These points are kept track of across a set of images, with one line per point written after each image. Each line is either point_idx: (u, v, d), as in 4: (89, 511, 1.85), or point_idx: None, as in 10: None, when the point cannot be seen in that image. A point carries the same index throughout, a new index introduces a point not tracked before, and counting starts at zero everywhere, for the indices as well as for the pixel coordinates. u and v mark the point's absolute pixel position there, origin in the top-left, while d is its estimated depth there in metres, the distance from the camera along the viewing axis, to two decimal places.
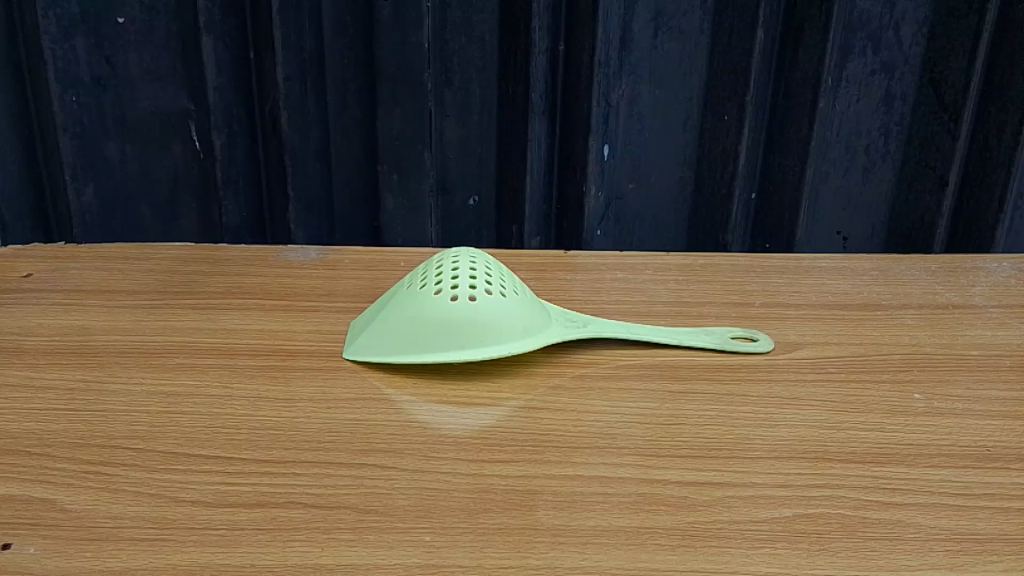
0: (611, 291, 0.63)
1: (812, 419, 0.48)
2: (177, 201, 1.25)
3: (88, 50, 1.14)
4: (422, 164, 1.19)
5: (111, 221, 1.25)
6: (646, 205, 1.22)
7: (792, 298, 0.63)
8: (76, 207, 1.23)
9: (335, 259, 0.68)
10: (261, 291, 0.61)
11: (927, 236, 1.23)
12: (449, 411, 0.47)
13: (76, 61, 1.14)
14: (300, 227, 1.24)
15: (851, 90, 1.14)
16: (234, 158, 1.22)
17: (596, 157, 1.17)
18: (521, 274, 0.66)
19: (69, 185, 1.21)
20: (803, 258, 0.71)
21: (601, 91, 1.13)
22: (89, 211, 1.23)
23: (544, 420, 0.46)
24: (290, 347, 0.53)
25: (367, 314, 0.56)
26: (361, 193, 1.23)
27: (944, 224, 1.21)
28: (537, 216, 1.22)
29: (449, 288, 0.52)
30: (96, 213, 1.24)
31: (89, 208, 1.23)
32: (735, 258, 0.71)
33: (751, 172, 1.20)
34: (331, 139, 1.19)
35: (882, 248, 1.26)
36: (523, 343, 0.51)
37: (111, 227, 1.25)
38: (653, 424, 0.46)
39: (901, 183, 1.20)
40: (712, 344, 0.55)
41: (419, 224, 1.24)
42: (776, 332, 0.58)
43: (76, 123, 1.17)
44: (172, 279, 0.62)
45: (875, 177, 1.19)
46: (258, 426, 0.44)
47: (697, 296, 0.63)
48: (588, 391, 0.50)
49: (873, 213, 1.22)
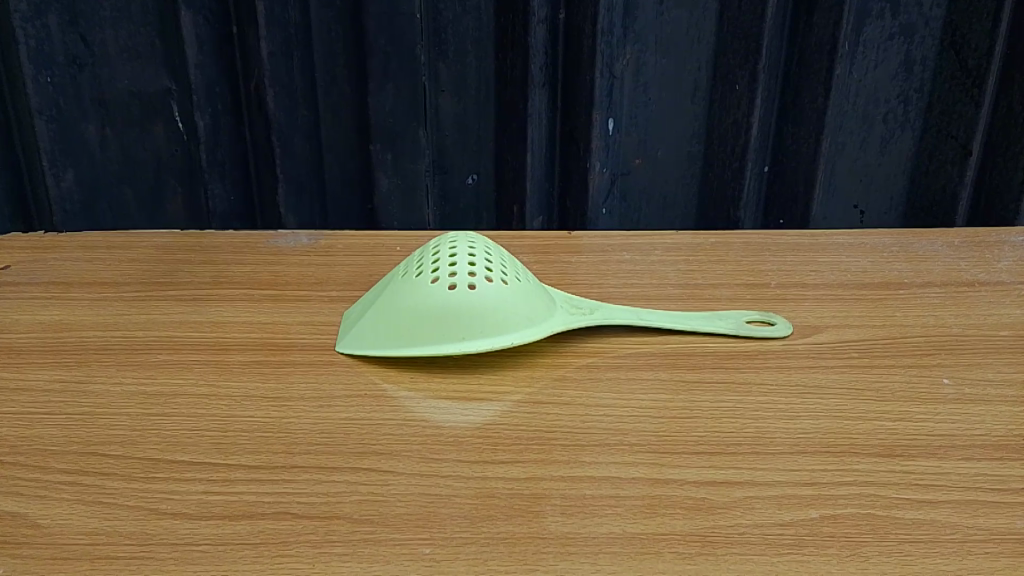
0: (618, 274, 0.60)
1: (836, 409, 0.45)
2: (163, 186, 1.22)
3: (62, 27, 1.10)
4: (416, 143, 1.16)
5: (93, 208, 1.22)
6: (654, 180, 1.19)
7: (809, 277, 0.60)
8: (56, 193, 1.19)
9: (328, 244, 0.65)
10: (250, 280, 0.58)
11: (948, 209, 1.19)
12: (449, 408, 0.44)
13: (50, 39, 1.10)
14: (290, 212, 1.21)
15: (869, 56, 1.09)
16: (219, 140, 1.18)
17: (601, 131, 1.13)
18: (523, 257, 0.63)
19: (47, 170, 1.17)
20: (820, 233, 0.67)
21: (604, 62, 1.08)
22: (71, 197, 1.20)
23: (549, 416, 0.43)
24: (279, 340, 0.50)
25: (360, 303, 0.53)
26: (355, 173, 1.19)
27: (966, 196, 1.18)
28: (538, 194, 1.18)
29: (447, 276, 0.49)
30: (78, 200, 1.21)
31: (70, 193, 1.20)
32: (748, 234, 0.68)
33: (763, 145, 1.15)
34: (320, 117, 1.15)
35: (900, 222, 1.22)
36: (527, 333, 0.48)
37: (94, 213, 1.22)
38: (666, 419, 0.43)
39: (920, 153, 1.16)
40: (726, 330, 0.52)
41: (415, 206, 1.20)
42: (794, 314, 0.54)
43: (52, 106, 1.14)
44: (157, 268, 0.59)
45: (893, 147, 1.16)
46: (246, 428, 0.41)
47: (709, 277, 0.60)
48: (595, 383, 0.47)
49: (892, 185, 1.19)
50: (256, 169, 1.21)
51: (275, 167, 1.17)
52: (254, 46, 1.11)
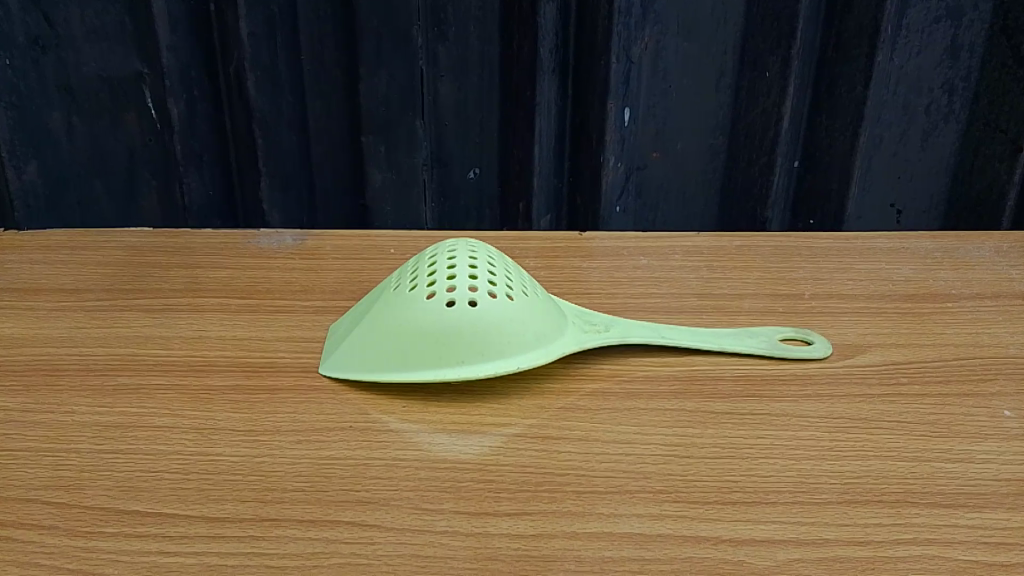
0: (635, 281, 0.54)
1: (888, 448, 0.39)
2: (137, 179, 1.12)
3: (23, 7, 1.01)
4: (413, 132, 1.05)
5: (60, 203, 1.14)
6: (673, 175, 1.07)
7: (846, 287, 0.54)
8: (17, 186, 1.11)
9: (314, 245, 0.59)
10: (227, 287, 0.52)
11: (995, 209, 1.07)
12: (445, 445, 0.38)
13: (11, 20, 1.01)
14: (276, 208, 1.11)
15: (912, 41, 0.97)
16: (196, 128, 1.07)
17: (614, 123, 1.01)
18: (529, 262, 0.57)
19: (8, 162, 1.09)
20: (854, 236, 0.61)
21: (621, 43, 0.96)
22: (34, 191, 1.12)
23: (562, 456, 0.38)
24: (256, 359, 0.44)
25: (347, 316, 0.47)
26: (343, 166, 1.08)
27: (1015, 196, 1.05)
28: (546, 191, 1.06)
29: (445, 290, 0.43)
30: (42, 194, 1.12)
31: (33, 187, 1.12)
32: (777, 236, 0.61)
33: (793, 139, 1.03)
34: (307, 105, 1.04)
35: (940, 223, 1.10)
36: (536, 356, 0.42)
37: (59, 210, 1.14)
38: (694, 460, 0.38)
39: (965, 150, 1.04)
40: (759, 350, 0.46)
41: (411, 202, 1.10)
42: (834, 330, 0.49)
43: (13, 92, 1.05)
44: (125, 273, 0.53)
45: (936, 141, 1.03)
46: (212, 471, 0.36)
47: (735, 285, 0.54)
48: (612, 414, 0.41)
49: (932, 183, 1.07)
50: (235, 162, 1.10)
51: (259, 159, 1.07)
52: (232, 26, 1.00)
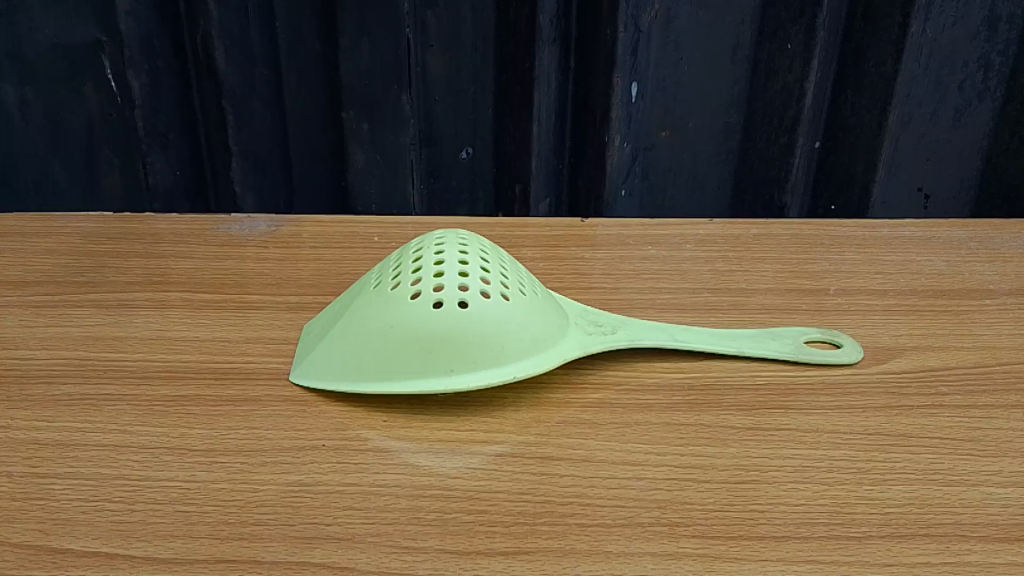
0: (642, 274, 0.49)
1: (931, 471, 0.35)
2: (97, 158, 0.99)
3: None
4: (398, 110, 0.93)
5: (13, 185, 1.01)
6: (683, 156, 0.96)
7: (873, 282, 0.49)
8: None
9: (289, 232, 0.54)
10: (192, 281, 0.47)
11: None
12: (431, 468, 0.34)
13: None
14: (249, 190, 0.99)
15: (948, 9, 0.84)
16: (161, 104, 0.94)
17: (622, 97, 0.89)
18: (525, 252, 0.52)
19: None
20: (878, 225, 0.56)
21: (630, 11, 0.84)
22: None
23: (564, 481, 0.33)
24: (219, 363, 0.40)
25: (322, 316, 0.42)
26: (323, 147, 0.97)
27: None
28: (547, 174, 0.96)
29: (431, 289, 0.38)
30: None
31: None
32: (794, 223, 0.56)
33: (817, 116, 0.93)
34: (282, 79, 0.92)
35: (970, 211, 0.99)
36: (534, 364, 0.37)
37: (14, 190, 1.02)
38: (714, 486, 0.33)
39: (1001, 131, 0.93)
40: (782, 354, 0.41)
41: (398, 186, 0.98)
42: (863, 331, 0.44)
43: None
44: (78, 264, 0.48)
45: (969, 120, 0.92)
46: (161, 501, 0.31)
47: (752, 278, 0.49)
48: (619, 430, 0.36)
49: (965, 165, 0.95)
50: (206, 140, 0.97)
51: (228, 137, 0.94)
52: None
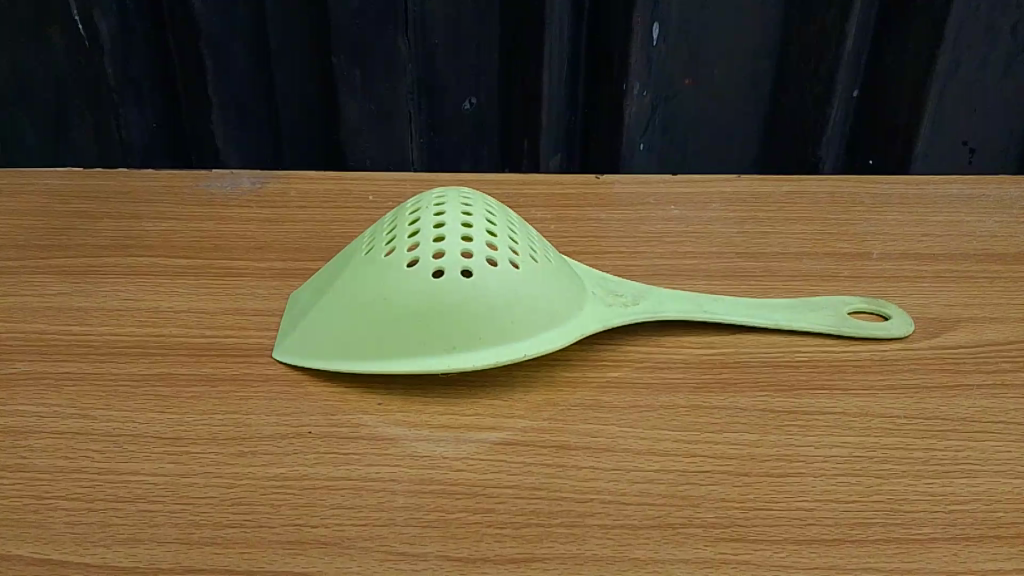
0: (665, 237, 0.45)
1: (998, 461, 0.31)
2: (65, 108, 0.85)
3: None
4: (394, 54, 0.79)
5: None
6: (705, 107, 0.83)
7: (920, 245, 0.44)
8: None
9: (277, 190, 0.49)
10: (168, 245, 0.42)
11: None
12: (431, 459, 0.30)
13: None
14: (232, 144, 0.84)
15: None
16: (133, 48, 0.79)
17: (642, 40, 0.76)
18: (535, 212, 0.48)
19: None
20: (923, 181, 0.51)
21: None
22: None
23: (582, 474, 0.29)
24: (195, 337, 0.35)
25: (309, 284, 0.38)
26: (309, 94, 0.83)
27: None
28: (557, 126, 0.83)
29: (430, 255, 0.33)
30: None
31: None
32: (830, 180, 0.52)
33: (854, 61, 0.78)
34: (266, 15, 0.78)
35: (1015, 167, 0.86)
36: (546, 340, 0.33)
37: None
38: (753, 481, 0.29)
39: None
40: (824, 327, 0.37)
41: (393, 139, 0.84)
42: (912, 299, 0.40)
43: None
44: (42, 227, 0.44)
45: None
46: (124, 498, 0.27)
47: (786, 241, 0.45)
48: (644, 414, 0.32)
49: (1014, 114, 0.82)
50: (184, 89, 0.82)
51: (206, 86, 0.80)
52: None
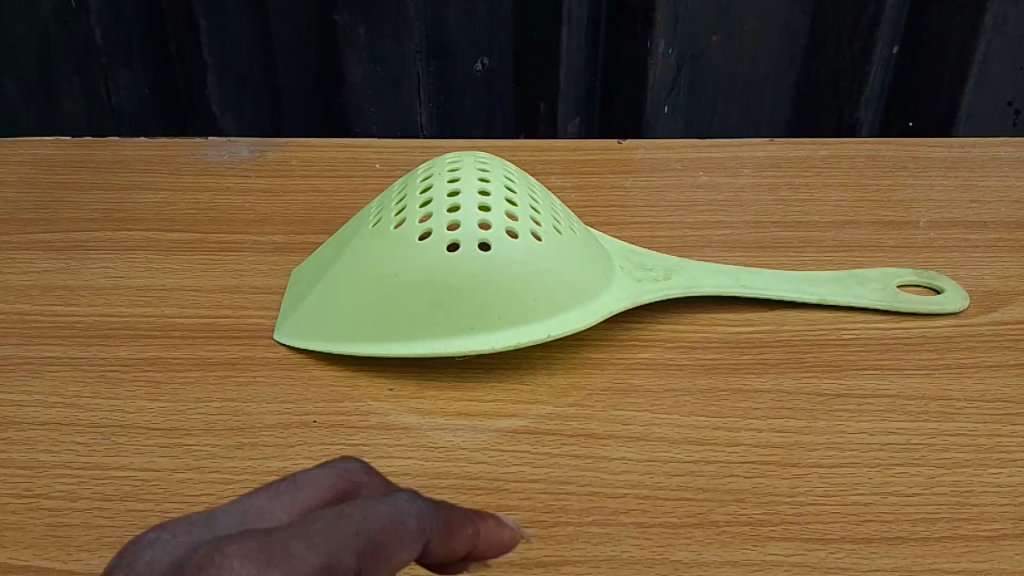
0: (694, 206, 0.42)
1: None
2: (52, 76, 0.81)
3: None
4: (402, 13, 0.73)
5: None
6: (735, 67, 0.76)
7: (972, 212, 0.41)
8: None
9: (278, 158, 0.46)
10: (161, 218, 0.40)
11: None
12: (447, 451, 0.27)
13: None
14: (228, 109, 0.80)
15: None
16: (122, 8, 0.75)
17: None
18: (554, 180, 0.45)
19: None
20: (971, 142, 0.48)
21: None
22: None
23: (614, 466, 0.27)
24: (190, 317, 0.33)
25: (312, 260, 0.35)
26: (312, 56, 0.78)
27: None
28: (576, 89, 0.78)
29: (445, 227, 0.31)
30: None
31: None
32: (870, 143, 0.48)
33: (897, 14, 0.71)
34: None
35: None
36: (572, 318, 0.30)
37: None
38: (804, 473, 0.27)
39: None
40: (872, 303, 0.34)
41: (402, 103, 0.79)
42: (966, 271, 0.37)
43: None
44: (29, 200, 0.41)
45: None
46: (111, 496, 0.25)
47: (824, 209, 0.41)
48: (680, 399, 0.29)
49: None
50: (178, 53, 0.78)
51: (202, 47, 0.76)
52: None
